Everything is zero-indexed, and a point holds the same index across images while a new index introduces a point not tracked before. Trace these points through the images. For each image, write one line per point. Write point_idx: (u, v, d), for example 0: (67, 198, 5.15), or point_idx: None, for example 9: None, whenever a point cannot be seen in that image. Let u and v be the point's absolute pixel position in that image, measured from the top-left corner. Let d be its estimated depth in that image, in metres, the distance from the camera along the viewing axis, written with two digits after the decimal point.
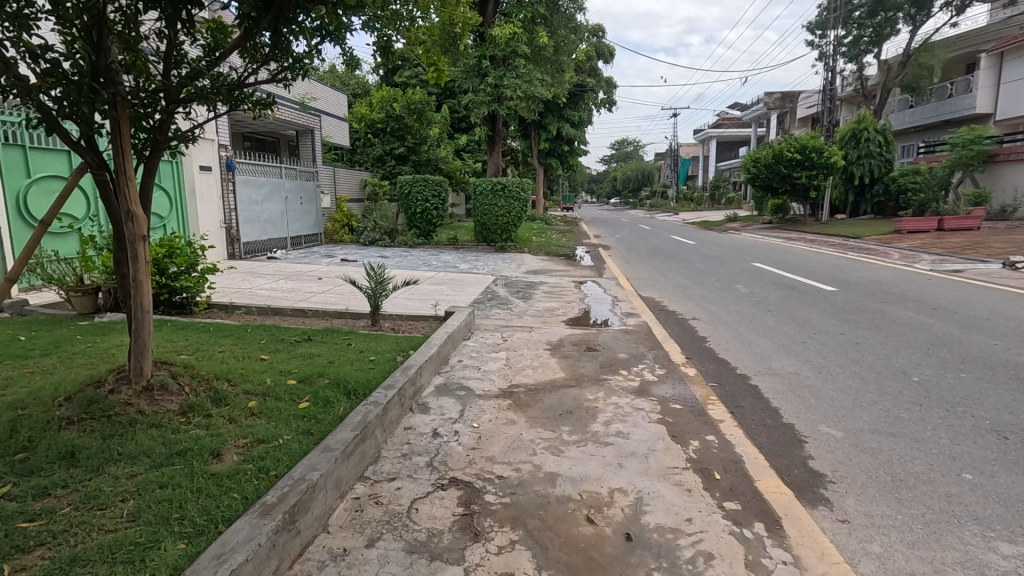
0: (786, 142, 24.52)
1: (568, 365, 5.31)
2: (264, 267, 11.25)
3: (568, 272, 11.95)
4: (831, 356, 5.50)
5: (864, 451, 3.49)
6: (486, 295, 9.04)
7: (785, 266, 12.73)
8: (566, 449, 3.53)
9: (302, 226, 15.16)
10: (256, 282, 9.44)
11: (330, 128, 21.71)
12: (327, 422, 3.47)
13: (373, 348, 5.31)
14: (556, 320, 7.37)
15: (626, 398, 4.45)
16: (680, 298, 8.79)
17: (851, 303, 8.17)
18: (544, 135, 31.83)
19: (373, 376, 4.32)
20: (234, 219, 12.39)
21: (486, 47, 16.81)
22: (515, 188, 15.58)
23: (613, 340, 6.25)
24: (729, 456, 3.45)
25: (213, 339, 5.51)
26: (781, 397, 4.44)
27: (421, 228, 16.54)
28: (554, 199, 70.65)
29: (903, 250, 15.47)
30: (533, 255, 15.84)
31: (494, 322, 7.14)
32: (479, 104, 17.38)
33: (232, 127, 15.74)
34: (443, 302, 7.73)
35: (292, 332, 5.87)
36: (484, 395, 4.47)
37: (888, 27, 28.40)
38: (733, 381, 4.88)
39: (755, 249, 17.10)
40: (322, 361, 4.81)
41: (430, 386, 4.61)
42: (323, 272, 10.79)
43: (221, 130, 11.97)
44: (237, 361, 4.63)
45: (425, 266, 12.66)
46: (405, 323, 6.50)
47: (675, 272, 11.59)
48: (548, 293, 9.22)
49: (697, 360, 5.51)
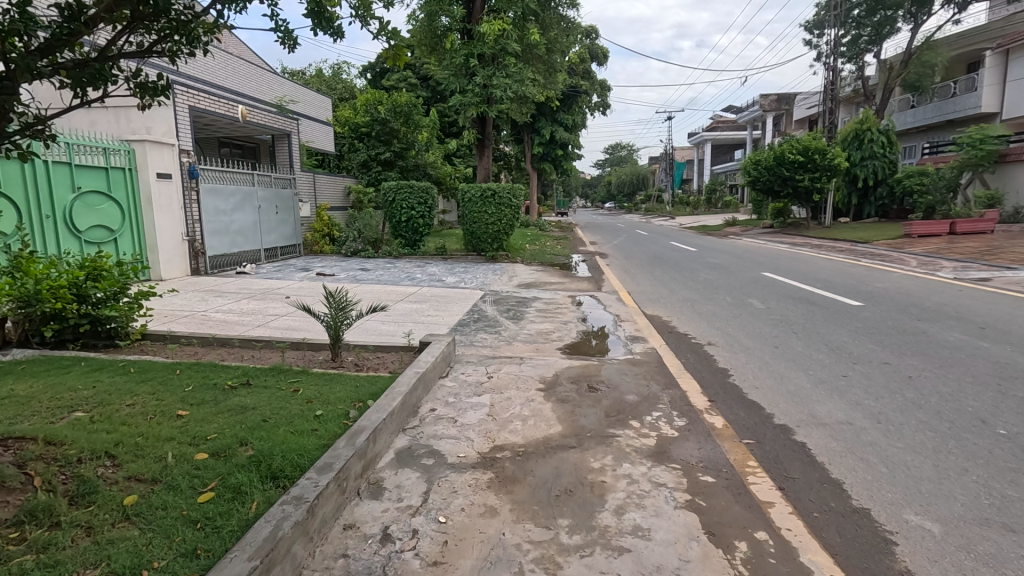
0: (788, 143, 23.64)
1: (566, 414, 4.30)
2: (229, 284, 10.20)
3: (563, 285, 10.96)
4: (885, 397, 4.50)
5: (982, 562, 2.48)
6: (472, 316, 8.02)
7: (797, 275, 11.78)
8: (565, 564, 2.52)
9: (277, 236, 14.13)
10: (213, 304, 8.41)
11: (311, 132, 20.70)
12: (224, 533, 2.43)
13: (326, 396, 4.27)
14: (550, 348, 6.35)
15: (640, 466, 3.44)
16: (690, 317, 7.80)
17: (885, 321, 7.21)
18: (537, 139, 30.96)
19: (312, 446, 3.29)
20: (199, 230, 11.34)
21: (474, 45, 15.81)
22: (507, 195, 14.68)
23: (618, 376, 5.24)
24: (794, 572, 2.45)
25: (128, 384, 4.47)
26: (840, 462, 3.45)
27: (407, 238, 15.48)
28: (549, 204, 69.67)
29: (918, 256, 14.58)
30: (527, 265, 14.85)
31: (478, 351, 6.13)
32: (468, 106, 16.35)
33: (202, 131, 14.69)
34: (419, 327, 6.70)
35: (233, 373, 4.84)
36: (458, 466, 3.44)
37: (888, 26, 27.69)
38: (774, 436, 3.88)
39: (761, 256, 16.16)
40: (253, 418, 3.77)
41: (389, 452, 3.57)
42: (293, 290, 9.75)
43: (183, 134, 10.95)
44: (141, 424, 3.60)
45: (409, 280, 11.63)
46: (371, 358, 5.48)
47: (681, 284, 10.63)
48: (542, 312, 8.21)
49: (723, 404, 4.50)
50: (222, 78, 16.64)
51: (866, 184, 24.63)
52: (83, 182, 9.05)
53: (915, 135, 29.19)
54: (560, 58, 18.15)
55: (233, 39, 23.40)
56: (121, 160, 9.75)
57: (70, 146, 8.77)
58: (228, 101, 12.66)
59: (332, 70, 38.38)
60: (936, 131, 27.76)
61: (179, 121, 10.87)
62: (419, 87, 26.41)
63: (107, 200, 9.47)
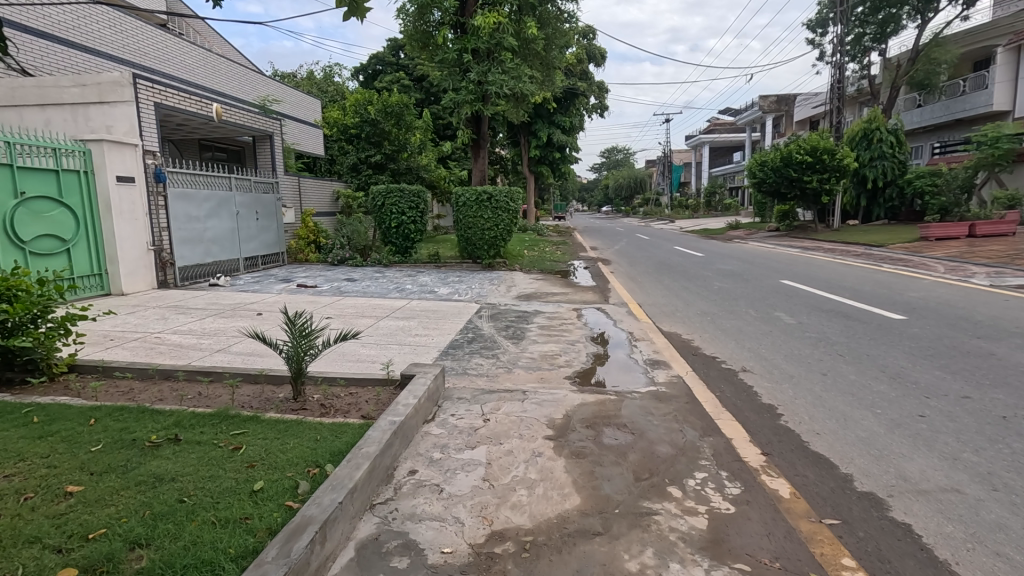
0: (795, 143, 22.74)
1: (585, 479, 3.34)
2: (198, 298, 9.23)
3: (566, 297, 9.99)
4: (987, 448, 3.56)
5: None
6: (465, 335, 7.04)
7: (820, 283, 10.84)
8: None
9: (258, 244, 13.17)
10: (173, 323, 7.42)
11: (297, 133, 19.76)
12: None
13: (272, 459, 3.30)
14: (557, 378, 5.37)
15: (695, 570, 2.47)
16: (714, 335, 6.85)
17: (940, 339, 6.26)
18: (534, 142, 30.12)
19: (229, 553, 2.32)
20: (167, 239, 10.36)
21: (467, 40, 14.89)
22: (503, 198, 13.79)
23: (643, 417, 4.27)
24: None
25: (20, 439, 3.49)
26: (971, 562, 2.49)
27: (398, 245, 14.53)
28: (546, 209, 68.73)
29: (943, 260, 13.70)
30: (526, 273, 13.90)
31: (472, 383, 5.17)
32: (462, 104, 15.37)
33: (176, 132, 13.74)
34: (402, 355, 5.72)
35: (163, 421, 3.84)
36: (443, 572, 2.48)
37: (892, 23, 26.92)
38: (864, 512, 2.93)
39: (773, 261, 15.25)
40: (165, 498, 2.81)
41: (345, 551, 2.59)
42: (266, 305, 8.77)
43: (148, 135, 9.97)
44: (4, 514, 2.64)
45: (397, 291, 10.70)
46: (342, 396, 4.52)
47: (695, 295, 9.72)
48: (544, 330, 7.23)
49: (783, 460, 3.55)
50: (200, 75, 15.71)
51: (876, 185, 23.86)
52: (28, 186, 8.07)
53: (923, 135, 28.47)
54: (558, 54, 17.26)
55: (217, 36, 22.47)
56: (74, 162, 8.76)
57: (13, 145, 7.76)
58: (201, 99, 11.63)
59: (324, 73, 37.54)
60: (945, 130, 27.04)
61: (143, 119, 9.90)
62: (413, 88, 25.98)
63: (58, 206, 8.49)
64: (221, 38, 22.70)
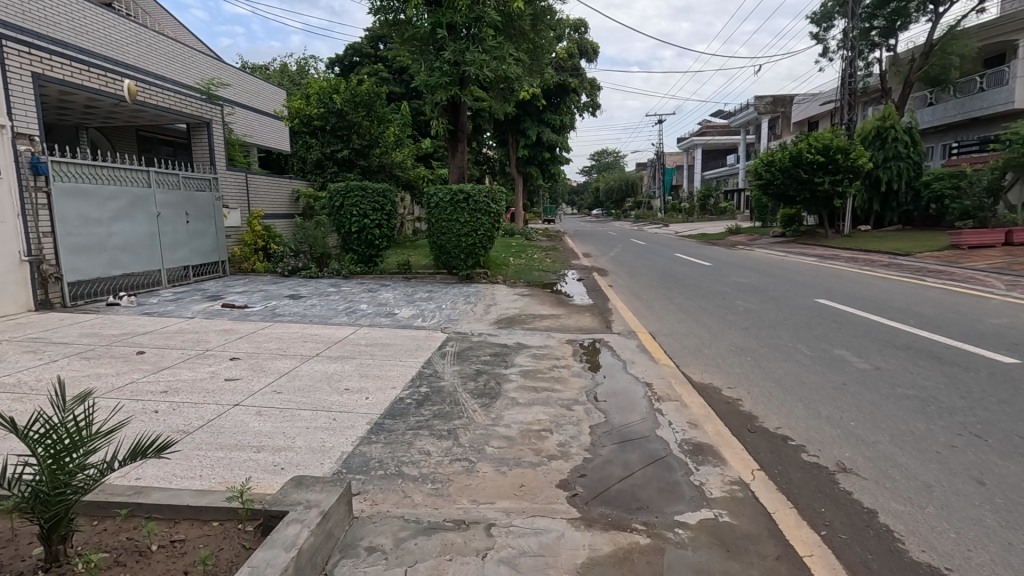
0: (805, 142, 20.85)
1: None
2: (75, 326, 7.02)
3: (558, 321, 7.96)
4: None
5: None
6: (414, 391, 4.93)
7: (869, 302, 8.85)
8: None
9: (188, 253, 10.98)
10: (2, 371, 5.20)
11: (250, 125, 17.49)
12: None
13: None
14: (548, 482, 3.33)
15: None
16: (768, 392, 4.83)
17: None
18: (523, 141, 28.19)
19: None
20: (50, 246, 8.16)
21: (442, 13, 12.75)
22: (482, 198, 11.74)
23: None
24: None
25: None
26: None
27: (360, 253, 12.38)
28: (535, 212, 66.71)
29: (996, 274, 11.79)
30: (510, 286, 11.83)
31: (404, 503, 3.07)
32: (435, 88, 13.22)
33: (90, 117, 11.45)
34: (300, 454, 3.59)
35: None
36: None
37: (904, 16, 25.26)
38: None
39: (793, 272, 13.31)
40: None
41: None
42: (159, 339, 6.57)
43: (22, 112, 7.79)
44: None
45: (347, 313, 8.54)
46: (141, 564, 2.39)
47: (720, 321, 7.72)
48: (529, 380, 5.19)
49: None
50: (129, 53, 13.41)
51: (889, 188, 22.22)
52: None
53: (934, 135, 27.28)
54: (547, 39, 15.29)
55: (169, 18, 20.18)
56: None
57: None
58: (106, 74, 9.46)
59: (298, 66, 35.16)
60: (960, 130, 25.53)
61: (14, 94, 7.70)
62: (391, 82, 24.02)
63: None
64: (173, 20, 20.43)
